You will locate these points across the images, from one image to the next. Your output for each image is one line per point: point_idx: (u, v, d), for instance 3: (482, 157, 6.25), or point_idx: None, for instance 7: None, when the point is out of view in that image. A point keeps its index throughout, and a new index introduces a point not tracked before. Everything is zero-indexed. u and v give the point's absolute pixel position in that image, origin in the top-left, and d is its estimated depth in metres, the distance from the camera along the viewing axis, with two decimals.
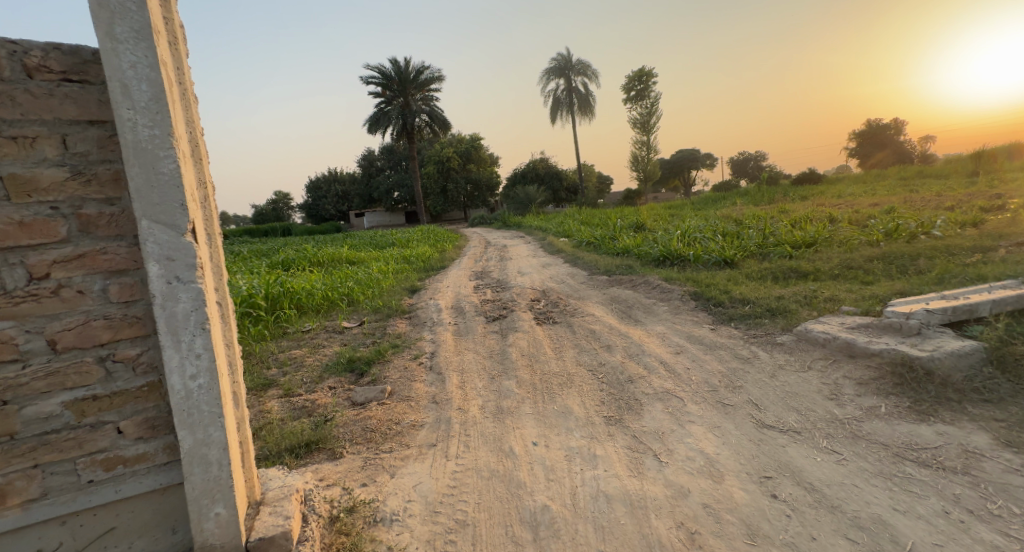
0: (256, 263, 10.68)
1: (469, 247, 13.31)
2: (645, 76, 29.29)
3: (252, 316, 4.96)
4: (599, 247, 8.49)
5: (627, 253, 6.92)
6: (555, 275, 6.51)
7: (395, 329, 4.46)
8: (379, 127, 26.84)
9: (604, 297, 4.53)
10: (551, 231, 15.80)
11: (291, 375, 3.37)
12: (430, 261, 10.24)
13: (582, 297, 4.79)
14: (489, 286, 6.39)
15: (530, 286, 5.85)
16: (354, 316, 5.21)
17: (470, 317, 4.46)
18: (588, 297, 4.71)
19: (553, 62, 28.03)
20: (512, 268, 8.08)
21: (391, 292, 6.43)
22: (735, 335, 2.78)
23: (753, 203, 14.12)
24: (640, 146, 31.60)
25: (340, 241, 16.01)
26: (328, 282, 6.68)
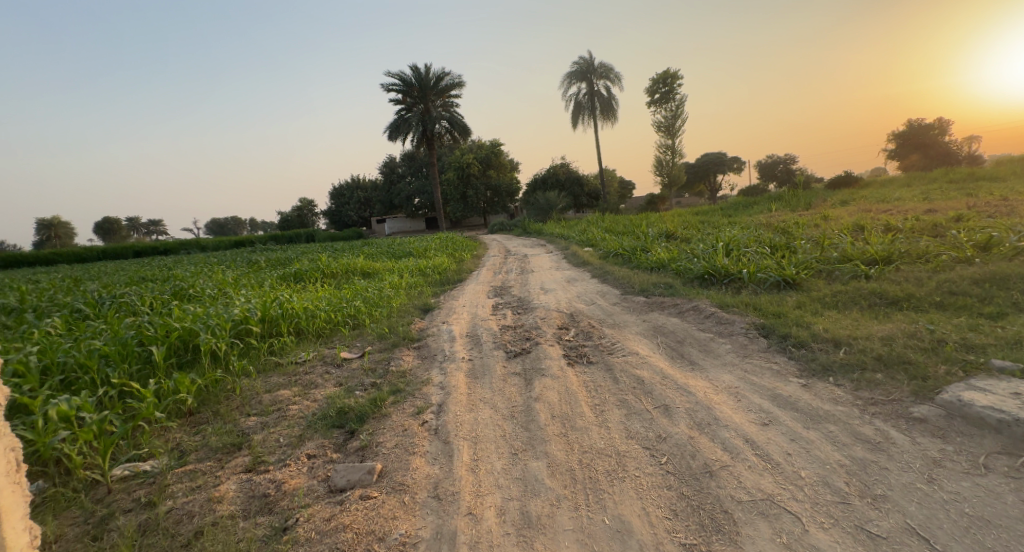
0: (268, 275, 10.29)
1: (489, 257, 12.73)
2: (670, 78, 28.43)
3: (243, 345, 4.46)
4: (629, 260, 7.76)
5: (664, 269, 6.18)
6: (583, 294, 5.84)
7: (400, 364, 3.84)
8: (399, 134, 26.63)
9: (644, 328, 3.83)
10: (573, 239, 15.08)
11: (269, 431, 2.79)
12: (447, 273, 9.69)
13: (617, 326, 4.10)
14: (510, 307, 5.72)
15: (556, 309, 5.16)
16: (357, 344, 4.62)
17: (487, 350, 3.81)
18: (624, 327, 4.02)
19: (575, 66, 27.53)
20: (533, 284, 7.41)
21: (401, 313, 5.85)
22: (841, 398, 2.05)
23: (791, 208, 13.15)
24: (665, 149, 30.63)
25: (358, 250, 15.64)
26: (334, 301, 6.15)
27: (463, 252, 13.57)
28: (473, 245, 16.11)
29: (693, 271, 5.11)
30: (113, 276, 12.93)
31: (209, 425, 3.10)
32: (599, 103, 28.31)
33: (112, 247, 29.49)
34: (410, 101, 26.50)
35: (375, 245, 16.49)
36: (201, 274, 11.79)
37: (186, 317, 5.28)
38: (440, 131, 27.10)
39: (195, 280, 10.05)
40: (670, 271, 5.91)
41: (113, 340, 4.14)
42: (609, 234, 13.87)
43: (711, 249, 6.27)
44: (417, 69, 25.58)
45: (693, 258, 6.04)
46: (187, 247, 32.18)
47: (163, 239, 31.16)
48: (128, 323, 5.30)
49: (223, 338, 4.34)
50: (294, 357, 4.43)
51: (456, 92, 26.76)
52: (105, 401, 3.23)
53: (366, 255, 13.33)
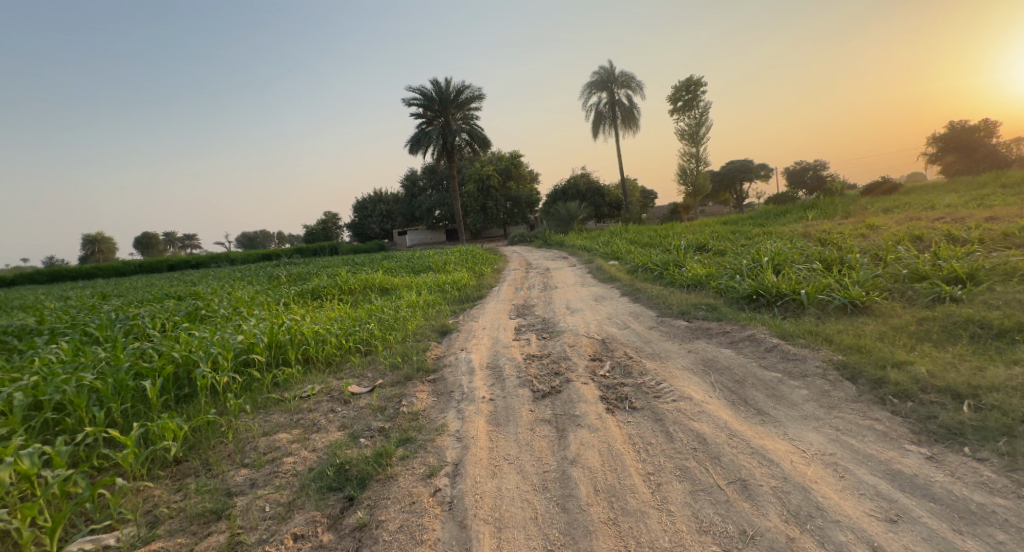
0: (285, 292, 10.10)
1: (510, 271, 12.31)
2: (694, 84, 27.80)
3: (245, 378, 4.13)
4: (661, 276, 7.20)
5: (703, 288, 5.63)
6: (613, 316, 5.34)
7: (413, 402, 3.40)
8: (420, 148, 26.67)
9: (692, 360, 3.31)
10: (597, 251, 14.54)
11: (255, 497, 2.41)
12: (466, 290, 9.30)
13: (658, 357, 3.59)
14: (533, 331, 5.24)
15: (585, 335, 4.67)
16: (367, 375, 4.21)
17: (509, 387, 3.34)
18: (667, 358, 3.52)
19: (596, 76, 27.22)
20: (558, 303, 6.93)
21: (417, 338, 5.44)
22: (990, 487, 1.53)
23: (831, 217, 12.36)
24: (689, 157, 29.91)
25: (379, 264, 15.44)
26: (348, 323, 5.80)
27: (483, 265, 13.17)
28: (493, 258, 15.73)
29: (740, 291, 4.55)
30: (137, 292, 13.01)
31: (194, 483, 2.76)
32: (621, 112, 27.85)
33: (145, 260, 30.35)
34: (430, 115, 26.54)
35: (394, 259, 16.30)
36: (221, 290, 11.71)
37: (192, 343, 5.00)
38: (460, 143, 27.06)
39: (213, 297, 9.92)
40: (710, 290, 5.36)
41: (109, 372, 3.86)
42: (634, 246, 13.29)
43: (755, 264, 5.69)
44: (437, 83, 25.63)
45: (735, 274, 5.47)
46: (217, 260, 32.92)
47: (193, 253, 31.91)
48: (135, 348, 5.06)
49: (223, 371, 4.02)
50: (298, 390, 4.08)
51: (476, 104, 26.66)
52: (86, 450, 2.93)
53: (384, 269, 13.08)
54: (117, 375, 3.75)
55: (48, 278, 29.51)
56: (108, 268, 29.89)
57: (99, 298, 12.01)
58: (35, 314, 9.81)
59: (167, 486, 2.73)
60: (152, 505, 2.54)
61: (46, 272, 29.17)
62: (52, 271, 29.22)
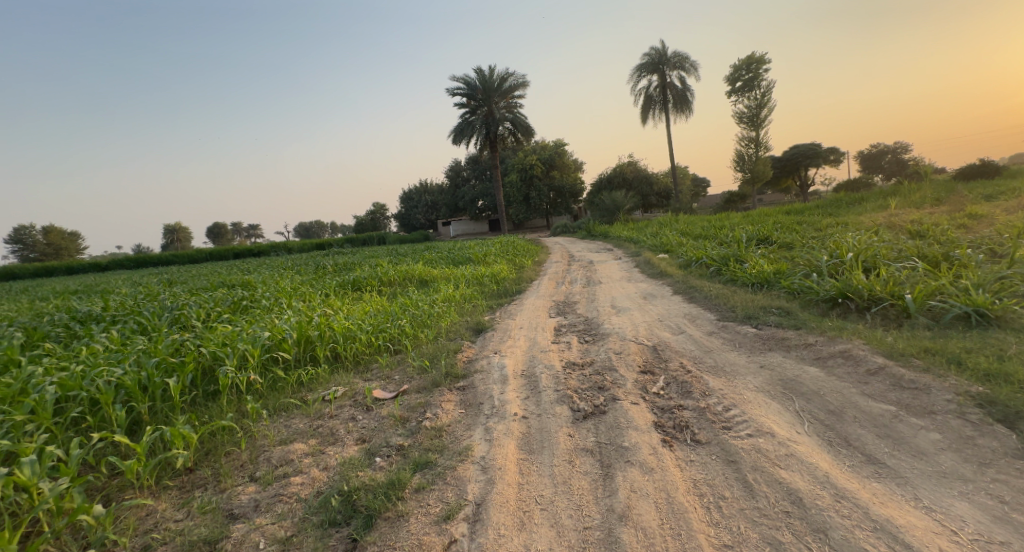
0: (327, 282, 10.12)
1: (552, 263, 11.86)
2: (755, 63, 26.03)
3: (270, 377, 3.90)
4: (720, 273, 6.46)
5: (771, 289, 4.96)
6: (666, 317, 4.80)
7: (438, 413, 3.05)
8: (464, 137, 26.49)
9: (767, 380, 2.74)
10: (646, 242, 13.81)
11: (252, 528, 2.12)
12: (506, 283, 8.93)
13: (723, 373, 3.04)
14: (575, 334, 4.77)
15: (633, 340, 4.16)
16: (394, 378, 3.90)
17: (545, 402, 2.91)
18: (735, 375, 2.96)
19: (646, 58, 25.98)
20: (602, 300, 6.45)
21: (451, 337, 5.10)
22: None
23: (917, 204, 11.09)
24: (748, 142, 28.22)
25: (420, 255, 15.38)
26: (381, 318, 5.53)
27: (523, 257, 12.75)
28: (536, 249, 15.30)
29: (820, 294, 3.91)
30: (194, 280, 13.56)
31: (200, 498, 2.53)
32: (673, 96, 26.46)
33: (211, 248, 32.21)
34: (474, 104, 26.21)
35: (436, 249, 16.19)
36: (270, 279, 11.94)
37: (224, 334, 4.87)
38: (504, 133, 26.69)
39: (261, 286, 10.06)
40: (782, 293, 4.71)
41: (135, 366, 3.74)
42: (686, 238, 12.46)
43: (835, 261, 4.98)
44: (481, 72, 25.23)
45: (812, 273, 4.79)
46: (275, 249, 34.44)
47: (253, 242, 33.52)
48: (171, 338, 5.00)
49: (248, 369, 3.81)
50: (322, 391, 3.82)
51: (521, 92, 26.07)
52: (97, 454, 2.77)
53: (425, 260, 12.96)
54: (141, 370, 3.60)
55: (133, 265, 31.93)
56: (181, 256, 32.00)
57: (161, 284, 12.57)
58: (103, 300, 10.35)
59: (173, 501, 2.53)
60: (151, 524, 2.32)
61: (132, 259, 31.70)
62: (135, 258, 31.71)
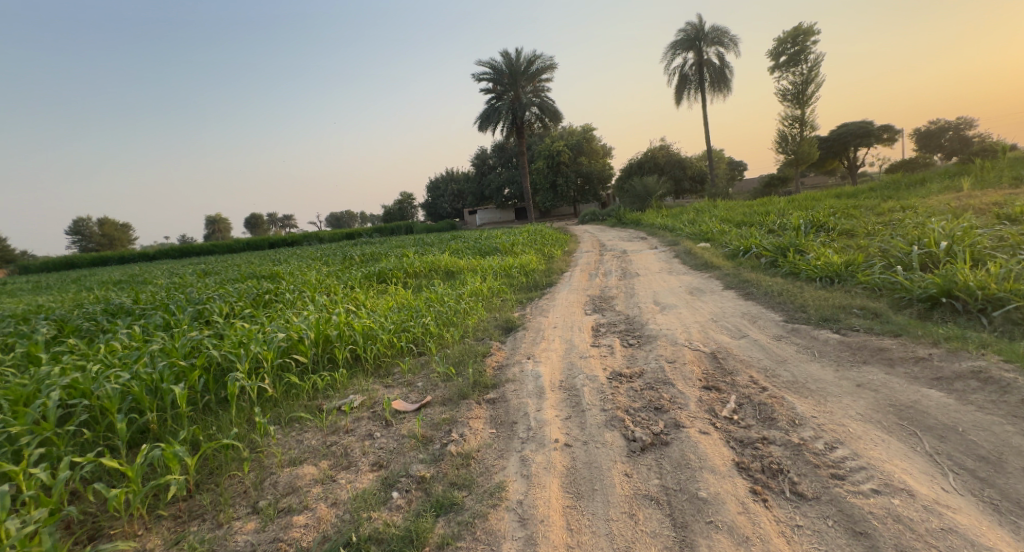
0: (352, 273, 9.87)
1: (582, 253, 11.34)
2: (802, 36, 24.71)
3: (284, 383, 3.55)
4: (777, 265, 6.17)
5: (845, 284, 4.60)
6: (719, 320, 4.27)
7: (465, 435, 2.61)
8: (490, 123, 25.95)
9: (872, 407, 2.20)
10: (682, 231, 13.12)
11: None
12: (535, 275, 8.48)
13: (809, 394, 2.50)
14: (617, 336, 4.28)
15: (687, 348, 3.61)
16: (416, 386, 3.50)
17: (591, 425, 2.44)
18: (828, 399, 2.41)
19: (682, 35, 24.88)
20: (641, 295, 5.93)
21: (480, 338, 4.70)
22: None
23: (992, 184, 10.17)
24: (792, 121, 26.99)
25: (446, 245, 15.06)
26: (404, 316, 5.13)
27: (552, 247, 12.25)
28: (564, 238, 14.78)
29: (914, 292, 3.36)
30: (228, 270, 13.65)
31: (193, 536, 2.19)
32: (710, 73, 25.23)
33: (248, 238, 32.93)
34: (500, 89, 25.57)
35: (462, 239, 15.82)
36: (299, 270, 11.82)
37: (241, 330, 4.55)
38: (531, 118, 26.01)
39: (289, 277, 9.90)
40: (863, 293, 4.26)
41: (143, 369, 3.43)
42: (727, 226, 11.77)
43: (920, 251, 4.54)
44: (508, 55, 24.54)
45: (894, 268, 4.38)
46: (307, 238, 35.04)
47: (285, 233, 34.13)
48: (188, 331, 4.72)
49: (260, 373, 3.46)
50: (338, 400, 3.44)
51: (549, 75, 25.29)
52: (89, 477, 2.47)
53: (451, 250, 12.59)
54: (147, 373, 3.28)
55: (177, 254, 33.05)
56: (221, 246, 32.88)
57: (196, 275, 12.68)
58: (140, 289, 10.48)
59: (164, 538, 2.20)
60: None
61: (177, 249, 32.81)
62: (179, 248, 32.81)
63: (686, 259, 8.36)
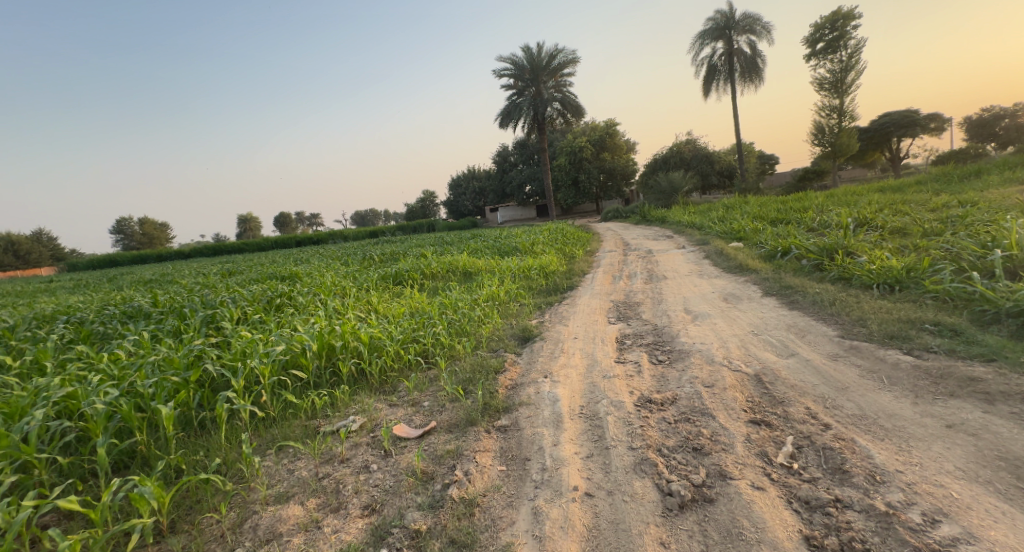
0: (369, 275, 9.63)
1: (605, 253, 10.89)
2: (839, 21, 23.53)
3: (286, 400, 3.07)
4: (822, 269, 5.80)
5: (908, 292, 4.29)
6: (760, 336, 3.83)
7: (470, 473, 2.23)
8: (511, 119, 25.56)
9: (973, 468, 1.78)
10: (711, 229, 12.53)
11: None
12: (556, 277, 8.07)
13: (889, 444, 2.04)
14: (644, 350, 3.87)
15: (727, 369, 3.16)
16: (421, 407, 3.11)
17: (617, 469, 2.06)
18: (914, 450, 1.96)
19: (711, 24, 23.99)
20: (670, 301, 5.51)
21: (494, 349, 4.36)
22: None
23: None
24: (828, 112, 25.83)
25: (465, 244, 14.78)
26: (415, 324, 4.80)
27: (574, 246, 11.82)
28: (587, 237, 14.35)
29: (1006, 304, 3.34)
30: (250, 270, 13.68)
31: None
32: (741, 63, 24.26)
33: (276, 236, 33.43)
34: (522, 84, 25.12)
35: (482, 238, 15.51)
36: (317, 270, 11.66)
37: (243, 336, 4.23)
38: (553, 113, 25.50)
39: (306, 278, 9.68)
40: (929, 304, 3.92)
41: (134, 378, 2.99)
42: (761, 225, 11.17)
43: (991, 260, 4.38)
44: (530, 49, 24.07)
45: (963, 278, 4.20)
46: (332, 237, 35.41)
47: (311, 231, 34.56)
48: (190, 336, 4.45)
49: (255, 387, 2.95)
50: (340, 422, 2.95)
51: (571, 69, 24.71)
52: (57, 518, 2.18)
53: (469, 250, 12.28)
54: (136, 388, 2.80)
55: (208, 252, 33.85)
56: (250, 245, 33.50)
57: (219, 275, 12.68)
58: (162, 289, 10.44)
59: None
60: None
61: (207, 247, 33.56)
62: (210, 246, 33.59)
63: (718, 260, 7.90)
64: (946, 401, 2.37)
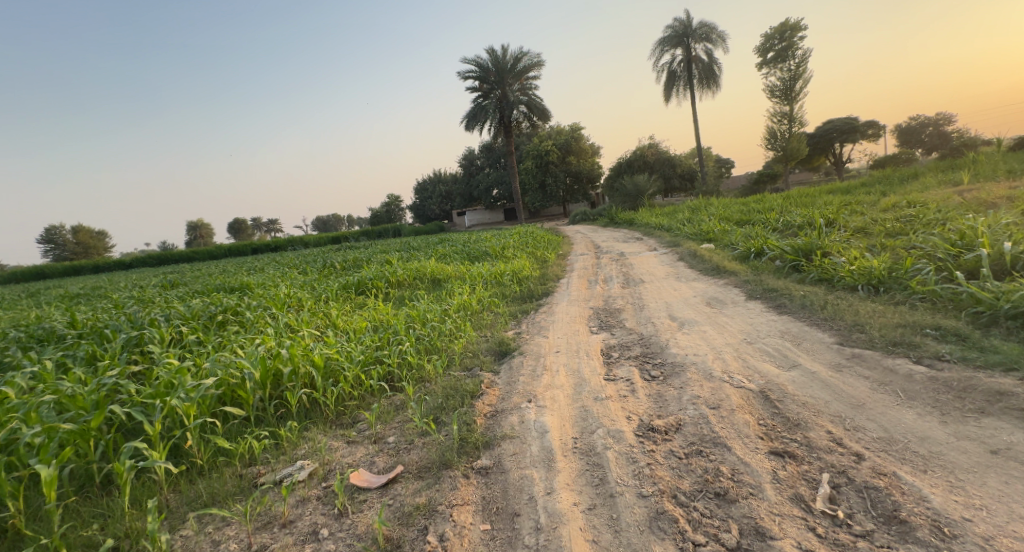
0: (330, 284, 8.99)
1: (577, 257, 10.65)
2: (789, 31, 24.46)
3: (214, 447, 2.54)
4: (800, 271, 5.67)
5: (892, 293, 4.13)
6: (754, 346, 3.57)
7: (447, 538, 1.81)
8: (477, 123, 25.19)
9: None
10: (680, 231, 12.55)
11: None
12: (529, 283, 7.72)
13: (937, 479, 1.76)
14: (633, 365, 3.56)
15: (729, 385, 2.87)
16: (386, 445, 2.66)
17: (630, 528, 1.69)
18: (969, 487, 1.68)
19: (669, 31, 24.44)
20: (652, 309, 5.25)
21: (468, 368, 3.94)
22: None
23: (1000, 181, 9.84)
24: (781, 118, 26.82)
25: (433, 249, 14.24)
26: (378, 340, 4.31)
27: (545, 250, 11.54)
28: (556, 240, 14.13)
29: (1004, 306, 3.18)
30: (199, 281, 12.71)
31: None
32: (699, 70, 24.83)
33: (231, 243, 31.72)
34: (487, 87, 24.81)
35: (450, 243, 15.02)
36: (273, 280, 10.90)
37: (174, 363, 3.65)
38: (519, 116, 25.30)
39: (259, 289, 8.96)
40: (918, 306, 3.75)
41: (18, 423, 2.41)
42: (728, 226, 11.22)
43: (973, 259, 4.31)
44: (494, 52, 23.78)
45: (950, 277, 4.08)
46: (293, 244, 33.96)
47: (270, 237, 33.06)
48: (109, 366, 3.81)
49: (176, 432, 2.41)
50: (284, 469, 2.46)
51: (536, 72, 24.58)
52: None
53: (438, 256, 11.79)
54: (14, 438, 2.22)
55: (156, 262, 31.71)
56: (202, 253, 31.64)
57: (163, 286, 11.70)
58: (94, 304, 9.45)
59: None
60: None
61: (155, 257, 31.45)
62: (157, 255, 31.51)
63: (692, 264, 7.77)
64: (978, 421, 2.12)
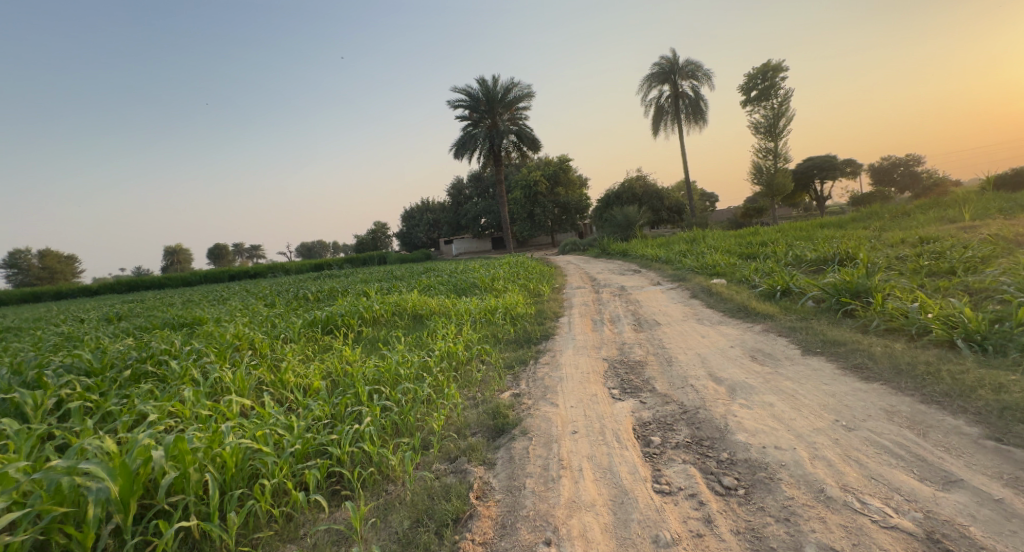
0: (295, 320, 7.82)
1: (573, 292, 9.64)
2: (771, 71, 24.74)
3: None
4: (855, 318, 4.67)
5: (1011, 354, 3.11)
6: (860, 435, 2.50)
7: None
8: (465, 151, 24.59)
9: None
10: (679, 265, 11.68)
11: None
12: (522, 323, 6.64)
13: None
14: (691, 462, 2.47)
15: (869, 523, 1.79)
16: None
17: None
18: None
19: (655, 68, 24.49)
20: (683, 364, 4.18)
21: (450, 459, 2.79)
22: None
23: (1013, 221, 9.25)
24: (766, 153, 26.86)
25: (417, 280, 13.11)
26: (327, 414, 3.18)
27: (539, 283, 10.51)
28: (548, 271, 13.12)
29: None
30: (152, 312, 11.31)
31: None
32: (686, 106, 24.78)
33: (208, 270, 30.19)
34: (476, 116, 24.29)
35: (436, 274, 13.91)
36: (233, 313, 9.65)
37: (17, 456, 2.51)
38: (508, 145, 24.79)
39: (210, 325, 7.72)
40: None
41: None
42: (733, 260, 10.39)
43: None
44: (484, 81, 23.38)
45: None
46: (272, 270, 32.50)
47: (249, 265, 31.61)
48: None
49: None
50: None
51: (526, 103, 24.22)
52: None
53: (421, 287, 10.68)
54: None
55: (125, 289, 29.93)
56: (174, 280, 29.98)
57: (106, 319, 10.32)
58: (14, 341, 8.06)
59: None
60: None
61: (124, 282, 29.63)
62: (126, 281, 29.61)
63: (707, 304, 6.79)
64: None
